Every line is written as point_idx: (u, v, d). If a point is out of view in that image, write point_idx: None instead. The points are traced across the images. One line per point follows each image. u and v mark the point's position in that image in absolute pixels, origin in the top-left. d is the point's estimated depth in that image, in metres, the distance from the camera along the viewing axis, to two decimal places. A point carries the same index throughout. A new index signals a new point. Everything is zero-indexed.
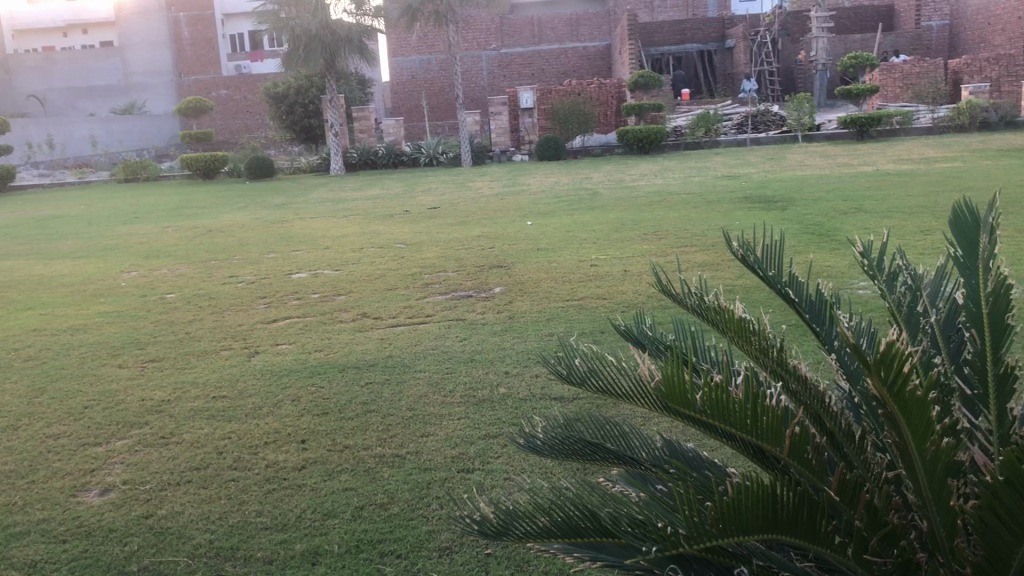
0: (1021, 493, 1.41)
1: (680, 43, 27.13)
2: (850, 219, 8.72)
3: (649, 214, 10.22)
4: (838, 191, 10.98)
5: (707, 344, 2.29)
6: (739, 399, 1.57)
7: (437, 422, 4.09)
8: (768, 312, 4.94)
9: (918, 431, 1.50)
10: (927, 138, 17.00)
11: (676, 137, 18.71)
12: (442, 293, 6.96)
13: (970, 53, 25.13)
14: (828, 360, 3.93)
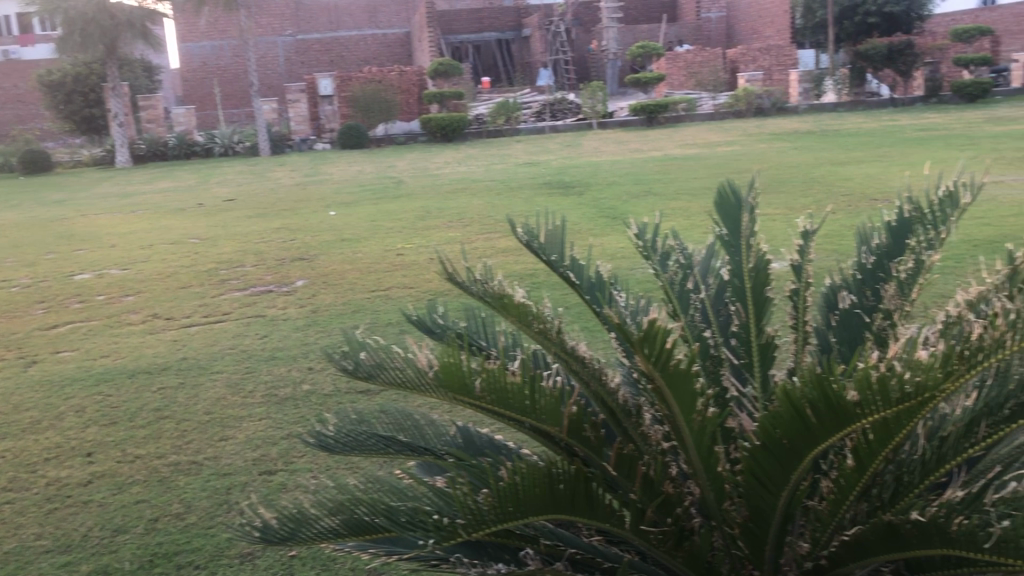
0: (776, 457, 1.53)
1: (478, 32, 27.36)
2: (642, 202, 9.14)
3: (453, 202, 10.27)
4: (631, 175, 11.46)
5: (495, 329, 2.32)
6: (517, 382, 1.60)
7: (236, 424, 3.92)
8: (561, 296, 5.07)
9: (684, 403, 1.59)
10: (709, 124, 18.08)
11: (478, 125, 18.90)
12: (240, 289, 6.68)
13: (743, 43, 26.89)
14: (610, 342, 4.08)
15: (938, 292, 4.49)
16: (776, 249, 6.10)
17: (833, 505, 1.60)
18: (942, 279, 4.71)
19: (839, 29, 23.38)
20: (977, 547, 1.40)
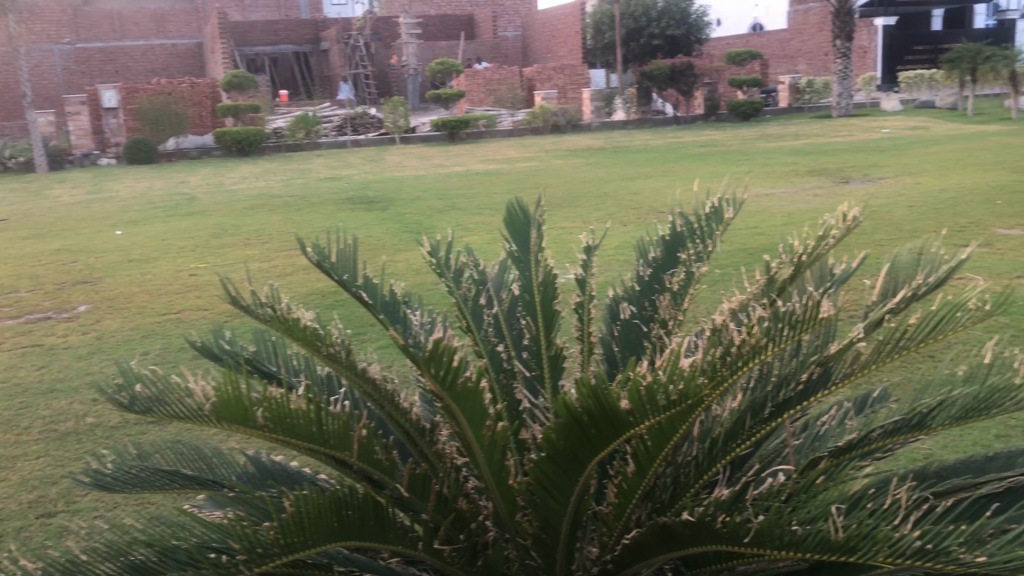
0: (561, 467, 1.58)
1: (274, 44, 26.64)
2: (444, 217, 9.19)
3: (250, 219, 9.93)
4: (434, 190, 11.52)
5: (288, 352, 2.26)
6: (302, 409, 1.57)
7: (9, 465, 3.60)
8: (354, 317, 4.99)
9: (473, 419, 1.62)
10: (509, 140, 18.50)
11: (276, 138, 18.39)
12: (13, 317, 6.15)
13: (539, 62, 27.71)
14: (402, 361, 4.03)
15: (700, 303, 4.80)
16: (568, 262, 6.33)
17: (617, 509, 1.67)
18: (717, 286, 5.03)
19: (626, 50, 24.55)
20: (738, 542, 1.51)
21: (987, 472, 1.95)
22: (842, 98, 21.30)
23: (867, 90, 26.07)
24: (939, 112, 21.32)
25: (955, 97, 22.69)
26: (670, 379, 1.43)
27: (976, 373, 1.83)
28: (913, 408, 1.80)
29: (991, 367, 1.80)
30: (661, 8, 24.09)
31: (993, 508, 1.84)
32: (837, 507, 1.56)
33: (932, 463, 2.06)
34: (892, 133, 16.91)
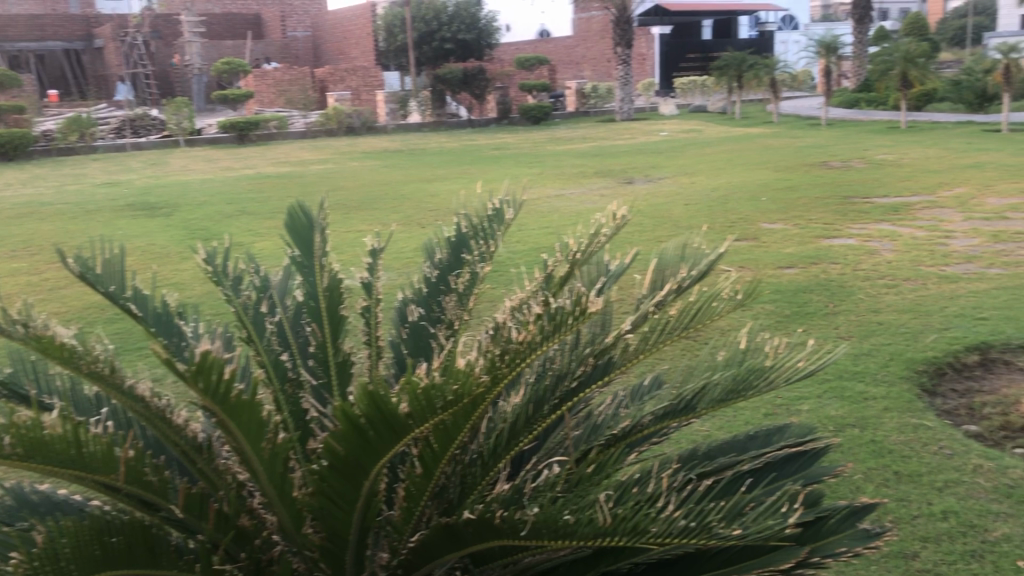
0: (343, 474, 1.56)
1: (40, 40, 24.61)
2: (234, 222, 8.84)
3: (16, 229, 9.11)
4: (223, 195, 11.06)
5: (48, 372, 2.10)
6: (57, 433, 1.46)
7: None
8: (129, 335, 4.67)
9: (251, 431, 1.57)
10: (302, 142, 18.06)
11: (45, 141, 17.00)
12: None
13: (331, 63, 27.24)
14: (176, 381, 3.82)
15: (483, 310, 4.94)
16: (358, 267, 6.25)
17: (406, 512, 1.67)
18: (502, 291, 5.14)
19: (418, 53, 24.55)
20: (517, 534, 1.54)
21: (750, 449, 2.12)
22: (625, 103, 22.39)
23: (648, 95, 27.56)
24: (711, 116, 22.88)
25: (726, 101, 24.38)
26: (446, 381, 1.46)
27: (736, 357, 1.98)
28: (680, 394, 1.93)
29: (751, 351, 1.95)
30: (451, 12, 24.28)
31: (754, 482, 2.00)
32: (609, 494, 1.64)
33: (705, 444, 2.21)
34: (670, 136, 17.97)
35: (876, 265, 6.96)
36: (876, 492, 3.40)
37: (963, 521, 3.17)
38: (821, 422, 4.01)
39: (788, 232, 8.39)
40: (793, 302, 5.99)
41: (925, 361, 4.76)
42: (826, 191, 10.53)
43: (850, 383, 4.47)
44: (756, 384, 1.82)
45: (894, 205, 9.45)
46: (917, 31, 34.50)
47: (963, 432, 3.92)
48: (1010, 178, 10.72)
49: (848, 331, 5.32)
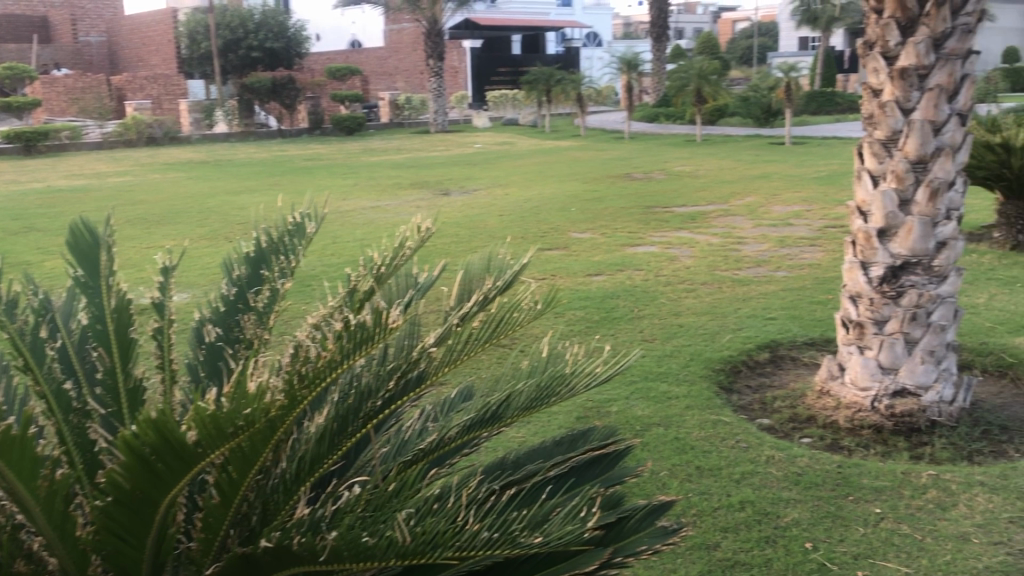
0: (131, 510, 1.46)
1: None
2: (19, 238, 8.18)
3: None
4: (6, 210, 10.19)
5: None
6: None
7: None
8: None
9: (23, 469, 1.45)
10: (98, 153, 17.00)
11: None
12: None
13: (129, 71, 25.83)
14: None
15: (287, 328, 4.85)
16: (148, 286, 5.94)
17: (203, 543, 1.60)
18: (299, 312, 5.07)
19: (224, 61, 23.67)
20: (316, 560, 1.51)
21: (555, 454, 2.17)
22: (438, 115, 22.54)
23: (460, 107, 27.88)
24: (522, 129, 23.44)
25: (535, 114, 25.04)
26: (238, 406, 1.40)
27: (538, 366, 2.03)
28: (485, 405, 1.95)
29: (553, 360, 2.01)
30: (258, 20, 23.65)
31: (559, 487, 2.05)
32: (414, 512, 1.64)
33: (513, 452, 2.24)
34: (482, 148, 18.24)
35: (676, 271, 7.33)
36: (681, 486, 3.58)
37: (758, 510, 3.38)
38: (628, 423, 4.17)
39: (595, 240, 8.70)
40: (601, 307, 6.21)
41: (721, 360, 5.05)
42: (630, 202, 11.01)
43: (654, 384, 4.67)
44: (560, 389, 1.87)
45: (691, 214, 10.01)
46: (708, 50, 36.81)
47: (756, 425, 4.19)
48: (793, 188, 11.61)
49: (653, 334, 5.58)
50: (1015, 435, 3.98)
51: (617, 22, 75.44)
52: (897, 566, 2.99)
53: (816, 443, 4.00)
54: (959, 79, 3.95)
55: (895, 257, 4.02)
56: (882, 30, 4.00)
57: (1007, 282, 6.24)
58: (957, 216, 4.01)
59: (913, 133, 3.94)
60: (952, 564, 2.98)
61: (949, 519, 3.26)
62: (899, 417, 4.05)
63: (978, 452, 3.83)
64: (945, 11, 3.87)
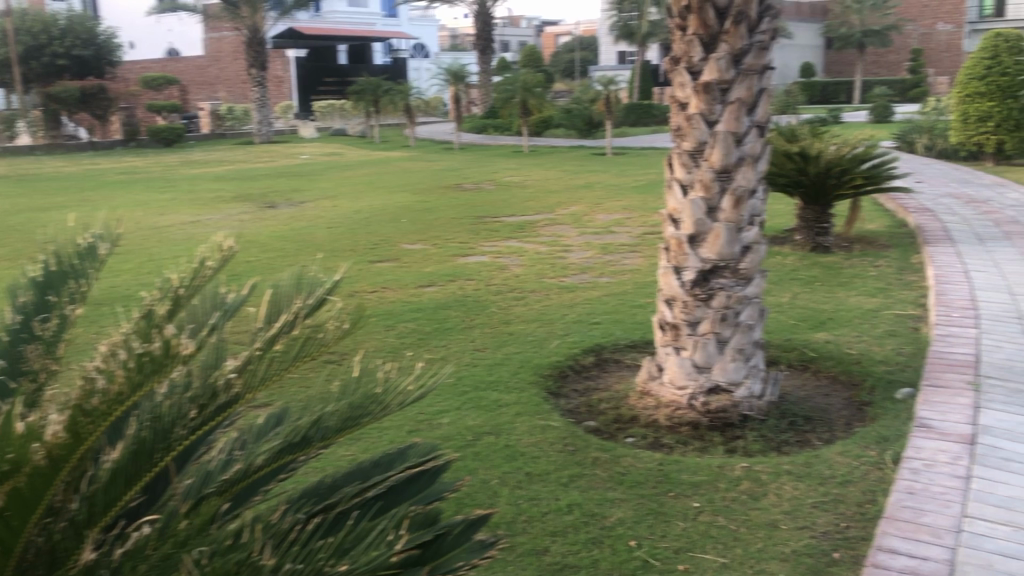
0: None
1: None
2: None
3: None
4: None
5: None
6: None
7: None
8: None
9: None
10: None
11: None
12: None
13: None
14: None
15: (85, 361, 4.64)
16: None
17: None
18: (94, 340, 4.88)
19: (25, 68, 22.01)
20: None
21: (372, 475, 2.14)
22: (262, 125, 21.90)
23: (286, 118, 27.23)
24: (351, 140, 23.14)
25: (364, 125, 24.77)
26: None
27: (350, 386, 2.01)
28: (291, 430, 1.90)
29: (364, 379, 1.99)
30: (63, 25, 22.22)
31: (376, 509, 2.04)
32: (215, 547, 1.60)
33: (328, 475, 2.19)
34: (309, 159, 17.87)
35: (506, 280, 7.43)
36: (511, 493, 3.61)
37: (585, 512, 3.46)
38: (460, 433, 4.18)
39: (427, 251, 8.68)
40: (433, 318, 6.20)
41: (550, 365, 5.15)
42: (459, 212, 11.06)
43: (485, 394, 4.70)
44: (372, 410, 1.89)
45: (520, 223, 10.18)
46: (532, 63, 37.65)
47: (583, 428, 4.30)
48: (615, 196, 12.03)
49: (484, 343, 5.62)
50: (817, 425, 4.28)
51: (442, 35, 76.01)
52: (714, 557, 3.12)
53: (640, 442, 4.15)
54: (757, 93, 4.19)
55: (704, 262, 4.22)
56: (687, 46, 4.20)
57: (808, 282, 6.70)
58: (759, 222, 4.26)
59: (717, 144, 4.15)
60: (764, 551, 3.14)
61: (761, 507, 3.45)
62: (714, 413, 4.25)
63: (785, 442, 4.08)
64: (743, 29, 4.11)
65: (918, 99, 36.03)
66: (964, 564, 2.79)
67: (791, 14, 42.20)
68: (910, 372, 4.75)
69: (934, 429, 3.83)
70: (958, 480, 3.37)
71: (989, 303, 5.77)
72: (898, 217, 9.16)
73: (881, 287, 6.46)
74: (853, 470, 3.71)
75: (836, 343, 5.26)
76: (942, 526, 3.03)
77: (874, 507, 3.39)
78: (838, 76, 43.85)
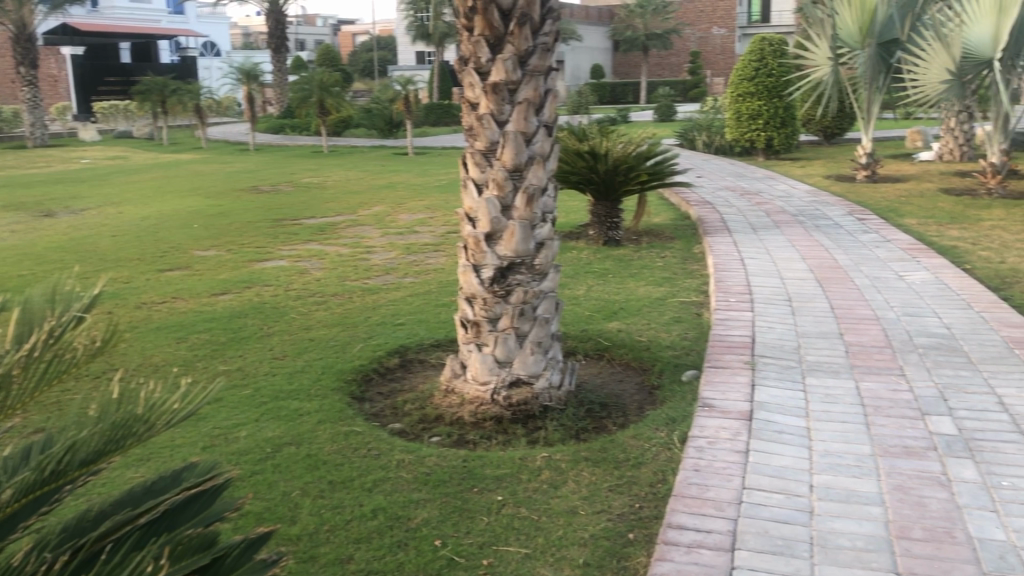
0: None
1: None
2: None
3: None
4: None
5: None
6: None
7: None
8: None
9: None
10: None
11: None
12: None
13: None
14: None
15: None
16: None
17: None
18: None
19: None
20: None
21: (146, 500, 2.03)
22: (35, 128, 20.30)
23: (63, 120, 25.36)
24: (137, 143, 21.87)
25: (150, 126, 23.48)
26: None
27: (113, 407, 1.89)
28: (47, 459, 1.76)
29: (127, 398, 1.89)
30: None
31: (148, 536, 1.93)
32: None
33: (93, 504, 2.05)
34: (91, 163, 16.72)
35: (306, 284, 7.25)
36: (313, 504, 3.52)
37: (389, 515, 3.43)
38: (259, 445, 4.04)
39: (221, 258, 8.33)
40: (228, 328, 5.94)
41: (353, 370, 5.06)
42: (256, 215, 10.70)
43: (286, 403, 4.56)
44: (136, 430, 1.80)
45: (320, 225, 9.97)
46: (329, 63, 37.03)
47: (388, 431, 4.26)
48: (416, 196, 12.04)
49: (283, 351, 5.45)
50: (613, 411, 4.46)
51: (233, 35, 73.25)
52: (517, 548, 3.17)
53: (444, 440, 4.17)
54: (543, 94, 4.29)
55: (502, 259, 4.29)
56: (474, 47, 4.22)
57: (602, 274, 6.97)
58: (550, 218, 4.37)
59: (508, 144, 4.22)
60: (565, 538, 3.23)
61: (560, 496, 3.55)
62: (516, 406, 4.33)
63: (583, 430, 4.22)
64: (526, 30, 4.19)
65: (698, 99, 38.40)
66: (743, 533, 2.99)
67: (580, 18, 43.82)
68: (694, 356, 5.04)
69: (716, 408, 4.08)
70: (738, 454, 3.60)
71: (762, 287, 6.22)
72: (682, 210, 9.72)
73: (668, 276, 6.82)
74: (645, 452, 3.89)
75: (628, 332, 5.49)
76: (724, 499, 3.23)
77: (664, 486, 3.57)
78: (626, 77, 45.94)
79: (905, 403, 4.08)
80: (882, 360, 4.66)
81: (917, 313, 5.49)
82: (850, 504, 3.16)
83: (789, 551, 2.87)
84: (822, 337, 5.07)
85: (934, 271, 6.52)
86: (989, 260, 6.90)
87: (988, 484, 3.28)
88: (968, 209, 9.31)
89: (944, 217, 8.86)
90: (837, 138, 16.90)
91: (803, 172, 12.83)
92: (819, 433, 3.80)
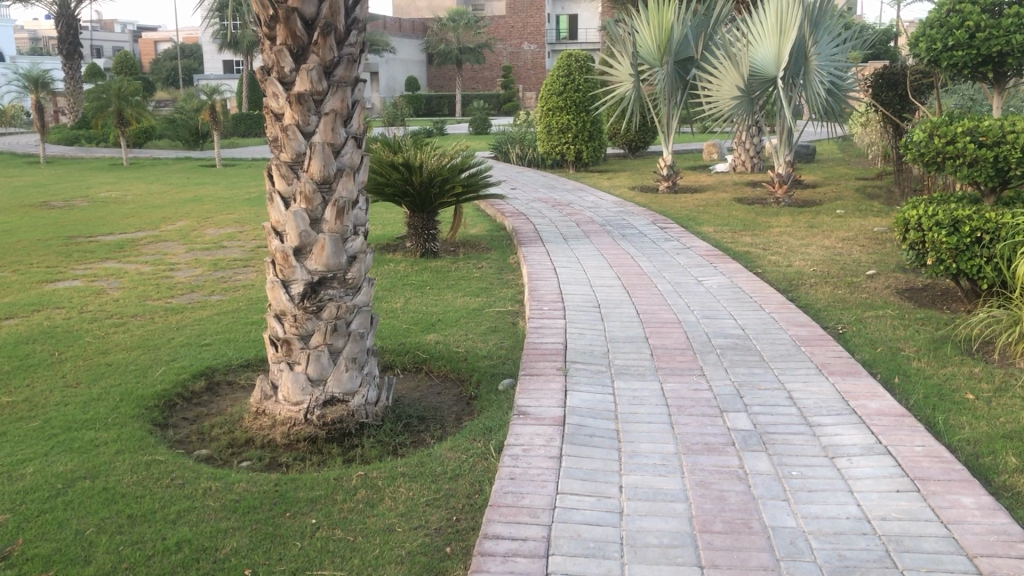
0: None
1: None
2: None
3: None
4: None
5: None
6: None
7: None
8: None
9: None
10: None
11: None
12: None
13: None
14: None
15: None
16: None
17: None
18: None
19: None
20: None
21: None
22: None
23: None
24: None
25: None
26: None
27: None
28: None
29: None
30: None
31: None
32: None
33: None
34: None
35: (103, 305, 6.80)
36: (110, 541, 3.28)
37: (195, 547, 3.25)
38: (48, 481, 3.73)
39: (5, 279, 7.67)
40: (13, 356, 5.46)
41: (154, 396, 4.75)
42: (46, 232, 9.95)
43: (79, 434, 4.23)
44: None
45: (119, 242, 9.40)
46: (127, 70, 35.08)
47: (193, 458, 4.05)
48: (223, 210, 11.59)
49: (76, 377, 5.07)
50: (429, 424, 4.45)
51: (17, 38, 68.09)
52: (332, 571, 3.08)
53: (254, 465, 4.02)
54: (351, 105, 4.19)
55: (312, 273, 4.16)
56: (276, 57, 4.06)
57: (419, 286, 6.95)
58: (361, 231, 4.29)
59: (315, 155, 4.09)
60: (381, 557, 3.16)
61: (376, 514, 3.48)
62: (331, 424, 4.23)
63: (400, 445, 4.19)
64: (331, 40, 4.07)
65: (511, 112, 39.30)
66: (558, 538, 3.03)
67: (393, 29, 43.74)
68: (510, 364, 5.09)
69: (530, 415, 4.14)
70: (552, 460, 3.67)
71: (573, 295, 6.40)
72: (497, 221, 9.87)
73: (484, 287, 6.88)
74: (462, 463, 3.88)
75: (444, 343, 5.49)
76: (539, 506, 3.27)
77: (481, 497, 3.57)
78: (441, 89, 46.39)
79: (705, 401, 4.30)
80: (684, 361, 4.89)
81: (715, 315, 5.81)
82: (656, 502, 3.29)
83: (600, 552, 2.94)
84: (630, 341, 5.25)
85: (731, 275, 6.93)
86: (778, 264, 7.41)
87: (780, 474, 3.50)
88: (760, 217, 9.99)
89: (737, 224, 9.45)
90: (641, 150, 17.70)
91: (610, 184, 13.34)
92: (627, 434, 3.93)
